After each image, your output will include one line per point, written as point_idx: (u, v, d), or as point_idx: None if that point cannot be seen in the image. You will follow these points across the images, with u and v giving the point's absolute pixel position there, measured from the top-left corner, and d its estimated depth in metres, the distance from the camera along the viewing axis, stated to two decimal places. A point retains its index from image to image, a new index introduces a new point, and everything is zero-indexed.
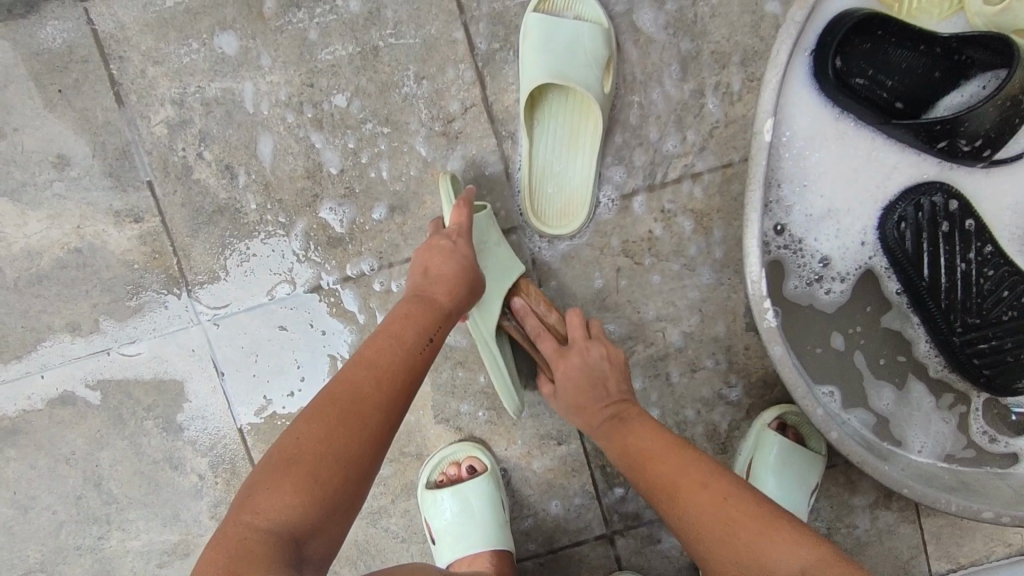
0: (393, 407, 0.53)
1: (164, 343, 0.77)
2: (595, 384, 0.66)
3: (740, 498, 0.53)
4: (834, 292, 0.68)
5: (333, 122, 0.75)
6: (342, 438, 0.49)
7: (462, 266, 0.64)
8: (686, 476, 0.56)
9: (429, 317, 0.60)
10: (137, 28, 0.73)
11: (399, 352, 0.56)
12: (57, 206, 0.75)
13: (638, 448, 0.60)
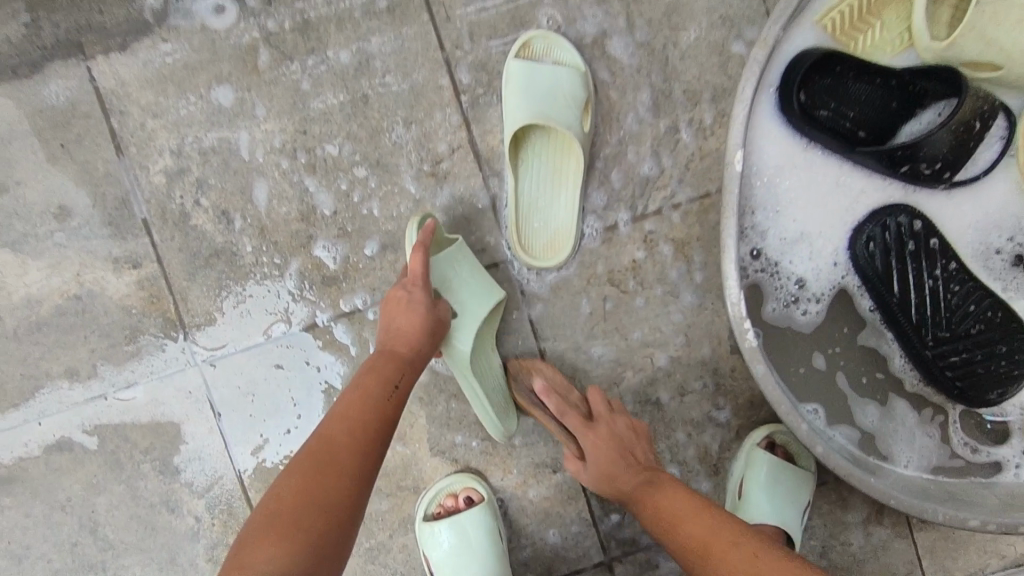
0: (366, 455, 0.55)
1: (161, 385, 0.78)
2: (621, 443, 0.68)
3: (751, 539, 0.55)
4: (810, 312, 0.71)
5: (326, 166, 0.78)
6: (321, 488, 0.51)
7: (422, 316, 0.66)
8: (700, 527, 0.58)
9: (393, 368, 0.63)
10: (137, 84, 0.77)
11: (368, 401, 0.59)
12: (56, 255, 0.77)
13: (652, 506, 0.63)
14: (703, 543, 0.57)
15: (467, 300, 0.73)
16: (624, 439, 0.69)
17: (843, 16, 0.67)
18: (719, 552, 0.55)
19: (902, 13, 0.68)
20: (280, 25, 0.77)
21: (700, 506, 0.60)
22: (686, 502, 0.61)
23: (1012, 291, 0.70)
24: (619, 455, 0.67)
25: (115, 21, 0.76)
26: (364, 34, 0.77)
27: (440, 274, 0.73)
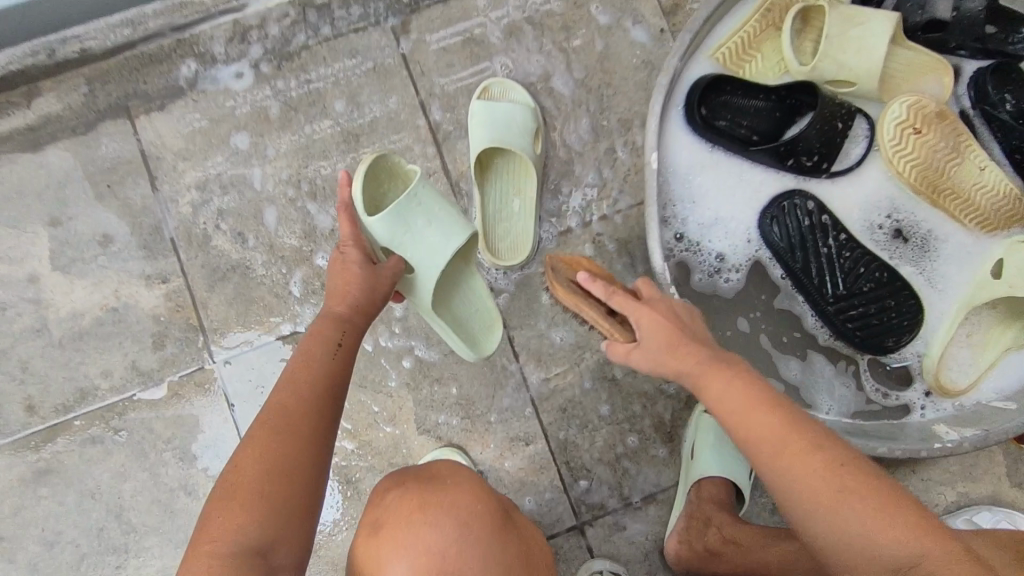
0: (315, 414, 0.62)
1: (183, 382, 0.90)
2: (671, 329, 0.64)
3: (828, 445, 0.56)
4: (732, 281, 0.85)
5: (326, 192, 0.94)
6: (273, 453, 0.59)
7: (357, 274, 0.70)
8: (775, 430, 0.57)
9: (333, 326, 0.68)
10: (171, 134, 0.95)
11: (312, 367, 0.65)
12: (98, 274, 0.91)
13: (718, 393, 0.60)
14: (777, 448, 0.56)
15: (421, 256, 0.75)
16: (677, 320, 0.66)
17: (730, 50, 0.84)
18: (793, 453, 0.55)
19: (773, 47, 0.85)
20: (287, 84, 0.96)
21: (770, 404, 0.58)
22: (753, 387, 0.60)
23: (896, 258, 0.85)
24: (672, 339, 0.63)
25: (156, 87, 0.95)
26: (355, 87, 0.96)
27: (390, 230, 0.74)
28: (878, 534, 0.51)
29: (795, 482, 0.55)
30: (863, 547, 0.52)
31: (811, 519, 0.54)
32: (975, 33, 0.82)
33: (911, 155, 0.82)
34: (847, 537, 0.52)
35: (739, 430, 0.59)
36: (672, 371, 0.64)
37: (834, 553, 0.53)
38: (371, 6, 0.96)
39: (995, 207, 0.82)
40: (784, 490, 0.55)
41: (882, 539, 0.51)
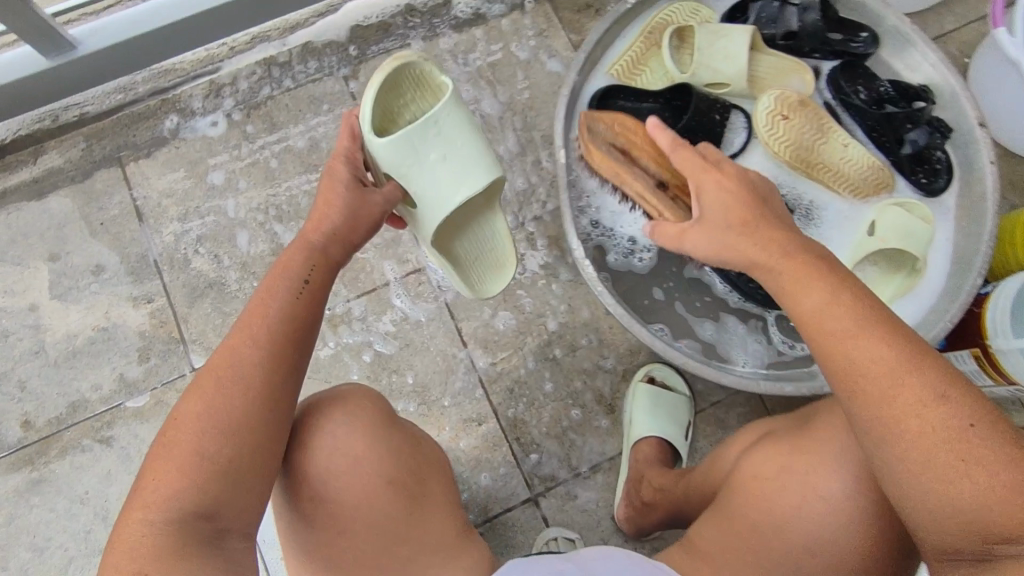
0: (271, 367, 0.61)
1: (165, 389, 1.00)
2: (743, 223, 0.64)
3: (955, 395, 0.50)
4: (644, 259, 0.96)
5: (290, 215, 1.08)
6: (220, 409, 0.58)
7: (337, 206, 0.71)
8: (889, 362, 0.52)
9: (300, 264, 0.67)
10: (156, 176, 1.09)
11: (269, 313, 0.63)
12: (91, 299, 1.03)
13: (818, 308, 0.57)
14: (893, 386, 0.52)
15: (431, 186, 0.78)
16: (748, 211, 0.65)
17: (623, 66, 0.99)
18: (895, 390, 0.51)
19: (658, 61, 1.00)
20: (256, 128, 1.12)
21: (879, 330, 0.54)
22: (852, 311, 0.56)
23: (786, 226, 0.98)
24: (750, 236, 0.64)
25: (143, 139, 1.11)
26: (314, 127, 1.12)
27: (398, 158, 0.76)
28: (986, 496, 0.48)
29: (908, 429, 0.51)
30: (960, 510, 0.49)
31: (904, 469, 0.51)
32: (821, 39, 0.98)
33: (784, 138, 0.96)
34: (941, 495, 0.49)
35: (850, 357, 0.54)
36: (743, 254, 0.64)
37: (916, 503, 0.51)
38: (325, 60, 1.14)
39: (863, 177, 0.96)
40: (888, 438, 0.51)
41: (984, 504, 0.48)
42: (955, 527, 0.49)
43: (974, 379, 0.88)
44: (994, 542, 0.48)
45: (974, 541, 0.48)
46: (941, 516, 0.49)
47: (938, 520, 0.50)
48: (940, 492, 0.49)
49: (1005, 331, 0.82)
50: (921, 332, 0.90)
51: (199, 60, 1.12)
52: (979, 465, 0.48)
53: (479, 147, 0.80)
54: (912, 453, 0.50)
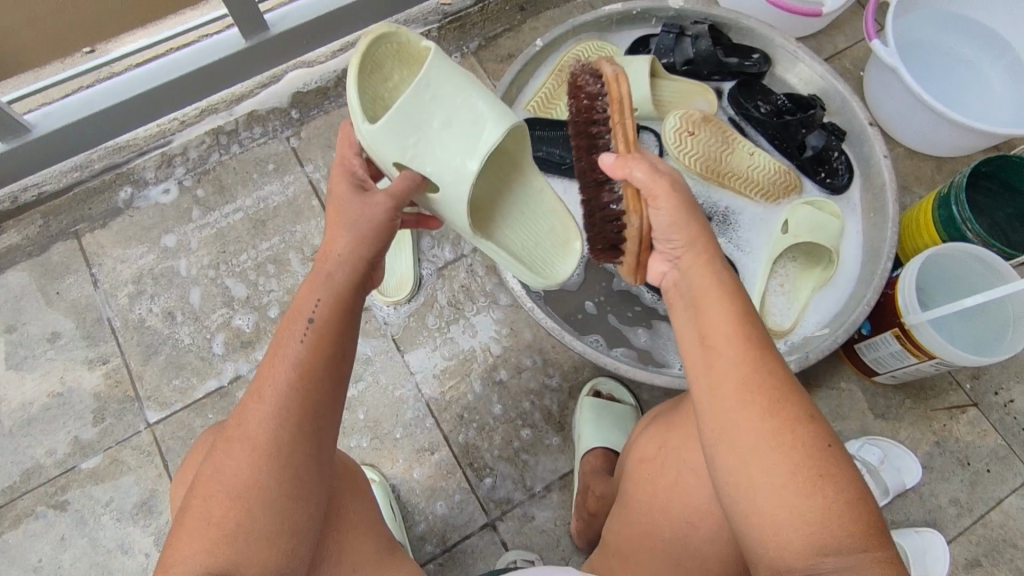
0: (283, 422, 0.57)
1: (120, 448, 1.01)
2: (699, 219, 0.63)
3: (813, 423, 0.54)
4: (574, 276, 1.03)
5: (240, 269, 1.13)
6: (232, 473, 0.56)
7: (344, 222, 0.64)
8: (765, 383, 0.55)
9: (308, 301, 0.61)
10: (111, 243, 1.14)
11: (279, 363, 0.58)
12: (47, 366, 1.06)
13: (713, 321, 0.58)
14: (765, 407, 0.54)
15: (442, 162, 0.71)
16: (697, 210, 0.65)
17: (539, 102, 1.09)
18: (762, 411, 0.54)
19: None
20: (206, 191, 1.18)
21: (759, 351, 0.57)
22: (739, 330, 0.58)
23: None
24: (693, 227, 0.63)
25: (98, 211, 1.16)
26: (261, 186, 1.19)
27: (400, 141, 0.70)
28: (829, 514, 0.51)
29: (773, 449, 0.53)
30: (804, 527, 0.52)
31: (762, 485, 0.53)
32: (716, 62, 1.13)
33: (692, 152, 1.06)
34: (795, 513, 0.52)
35: (728, 371, 0.56)
36: (684, 252, 0.63)
37: (771, 515, 0.53)
38: (270, 125, 1.22)
39: (771, 181, 1.08)
40: (750, 455, 0.54)
41: (825, 520, 0.51)
42: (798, 544, 0.52)
43: (901, 358, 0.95)
44: (828, 557, 0.51)
45: (813, 557, 0.51)
46: (788, 531, 0.52)
47: (789, 535, 0.52)
48: (786, 506, 0.52)
49: (915, 308, 0.90)
50: (843, 316, 1.01)
51: (151, 135, 1.18)
52: (820, 484, 0.52)
53: (482, 100, 0.73)
54: (770, 469, 0.53)
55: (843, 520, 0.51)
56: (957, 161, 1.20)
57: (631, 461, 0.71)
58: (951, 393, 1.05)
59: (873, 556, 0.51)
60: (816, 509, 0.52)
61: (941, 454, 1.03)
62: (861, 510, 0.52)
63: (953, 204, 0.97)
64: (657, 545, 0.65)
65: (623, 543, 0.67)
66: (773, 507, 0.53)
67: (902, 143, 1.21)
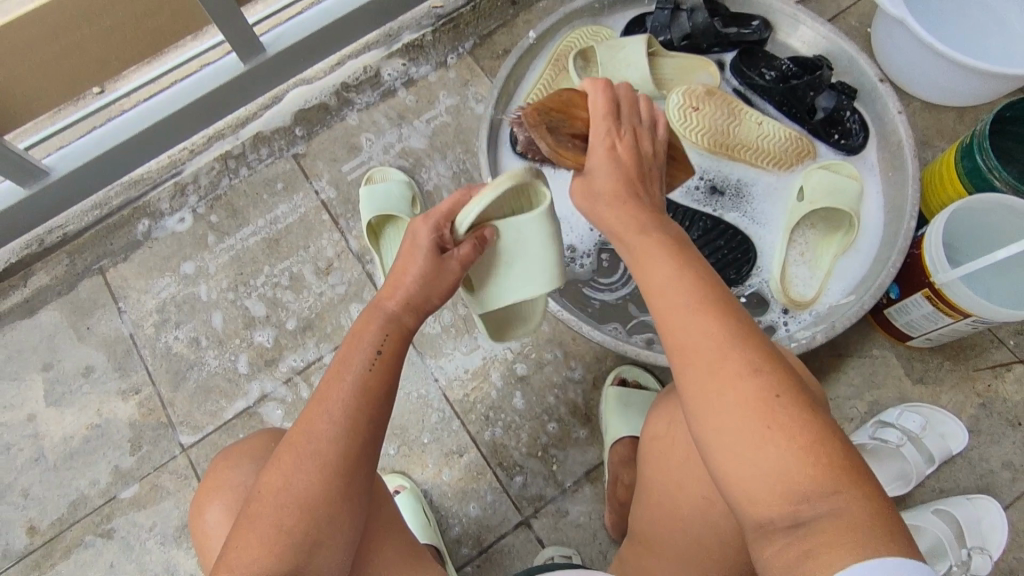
0: (350, 440, 0.57)
1: (160, 473, 1.06)
2: (626, 181, 0.65)
3: (764, 370, 0.51)
4: (586, 264, 1.03)
5: (258, 289, 1.16)
6: (297, 484, 0.55)
7: (420, 269, 0.66)
8: (709, 337, 0.52)
9: (374, 334, 0.63)
10: (133, 276, 1.17)
11: (347, 380, 0.59)
12: (84, 400, 1.10)
13: (659, 279, 0.57)
14: (705, 359, 0.52)
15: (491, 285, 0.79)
16: (638, 169, 0.66)
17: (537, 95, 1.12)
18: (710, 361, 0.52)
19: (567, 83, 1.11)
20: (220, 216, 1.20)
21: (702, 307, 0.54)
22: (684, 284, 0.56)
23: (719, 208, 1.08)
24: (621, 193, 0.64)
25: (120, 244, 1.19)
26: (273, 207, 1.20)
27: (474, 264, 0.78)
28: (786, 465, 0.48)
29: (729, 397, 0.50)
30: (767, 476, 0.48)
31: (726, 440, 0.50)
32: (715, 34, 1.10)
33: (698, 128, 1.04)
34: (752, 473, 0.49)
35: (672, 329, 0.54)
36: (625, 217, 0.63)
37: (732, 480, 0.50)
38: (275, 145, 1.23)
39: (781, 149, 1.05)
40: (709, 406, 0.51)
41: (782, 470, 0.48)
42: (769, 497, 0.48)
43: (934, 319, 0.91)
44: (803, 505, 0.47)
45: (788, 509, 0.48)
46: (754, 492, 0.49)
47: (756, 496, 0.49)
48: (748, 457, 0.49)
49: (944, 267, 0.86)
50: (869, 280, 0.98)
51: (163, 166, 1.22)
52: (777, 434, 0.48)
53: (548, 252, 0.77)
54: (727, 416, 0.50)
55: (807, 466, 0.48)
56: (979, 110, 1.15)
57: (642, 439, 0.71)
58: (993, 351, 1.01)
59: (851, 497, 0.47)
60: (775, 460, 0.48)
61: (989, 416, 0.98)
62: (831, 463, 0.48)
63: (977, 153, 0.93)
64: (678, 521, 0.64)
65: (646, 530, 0.67)
66: (733, 459, 0.50)
67: (919, 98, 1.16)
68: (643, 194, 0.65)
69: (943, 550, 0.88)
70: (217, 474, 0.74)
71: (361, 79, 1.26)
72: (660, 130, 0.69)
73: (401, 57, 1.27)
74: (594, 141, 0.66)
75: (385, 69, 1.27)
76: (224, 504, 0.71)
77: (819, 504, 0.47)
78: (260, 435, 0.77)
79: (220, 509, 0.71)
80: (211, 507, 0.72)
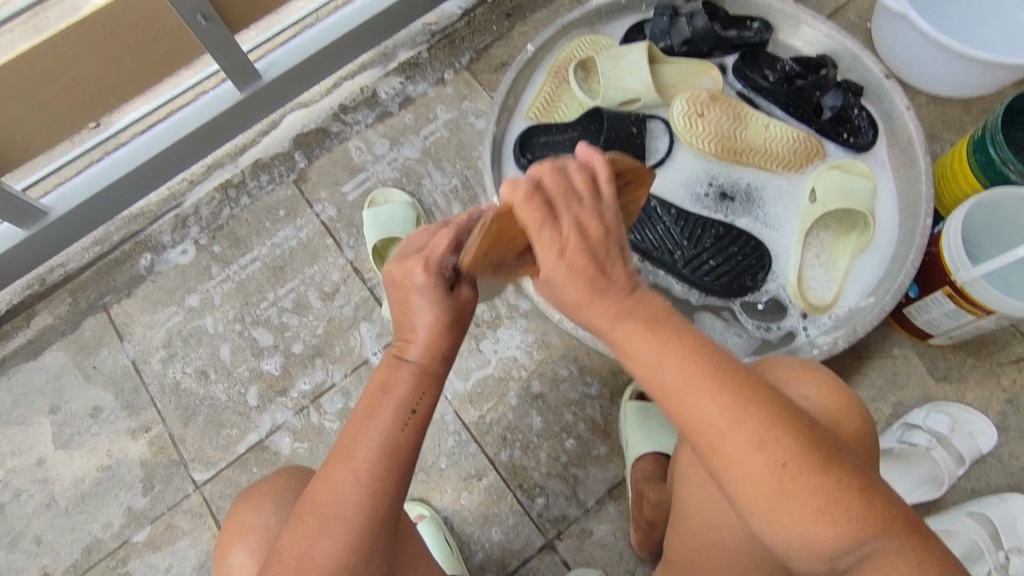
0: (377, 504, 0.55)
1: (174, 512, 1.04)
2: (590, 283, 0.47)
3: (774, 437, 0.49)
4: None
5: (264, 318, 1.14)
6: (322, 546, 0.54)
7: (436, 315, 0.55)
8: (714, 418, 0.49)
9: (407, 389, 0.56)
10: (136, 312, 1.15)
11: (372, 442, 0.55)
12: (93, 441, 1.08)
13: (648, 363, 0.49)
14: (714, 441, 0.50)
15: None
16: (597, 255, 0.47)
17: (539, 107, 1.11)
18: (729, 438, 0.49)
19: (570, 95, 1.12)
20: (222, 246, 1.19)
21: (703, 382, 0.49)
22: (675, 369, 0.49)
23: (731, 214, 1.06)
24: (591, 301, 0.48)
25: (122, 280, 1.17)
26: (275, 233, 1.19)
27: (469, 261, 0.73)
28: (814, 522, 0.50)
29: (756, 461, 0.49)
30: (806, 532, 0.50)
31: (758, 499, 0.50)
32: (715, 37, 1.09)
33: (705, 134, 1.04)
34: (785, 530, 0.50)
35: (680, 415, 0.50)
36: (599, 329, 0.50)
37: (771, 539, 0.52)
38: (275, 171, 1.22)
39: (790, 150, 1.04)
40: (738, 471, 0.50)
41: (815, 527, 0.50)
42: (813, 548, 0.50)
43: (956, 317, 0.89)
44: (837, 554, 0.50)
45: (825, 560, 0.51)
46: (796, 551, 0.51)
47: (794, 548, 0.51)
48: (780, 516, 0.50)
49: (965, 264, 0.84)
50: (888, 281, 0.96)
51: (163, 199, 1.20)
52: (806, 491, 0.49)
53: None
54: (754, 484, 0.50)
55: (845, 516, 0.49)
56: (985, 100, 1.14)
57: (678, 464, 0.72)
58: (1016, 345, 0.99)
59: (885, 540, 0.49)
60: (811, 516, 0.49)
61: (1016, 412, 0.97)
62: (865, 507, 0.49)
63: (991, 146, 0.91)
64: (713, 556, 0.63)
65: (683, 557, 0.66)
66: (771, 519, 0.50)
67: (923, 90, 1.14)
68: (609, 283, 0.48)
69: (981, 552, 0.86)
70: (239, 516, 0.72)
71: (358, 100, 1.25)
72: (604, 185, 0.48)
73: (398, 76, 1.26)
74: (542, 256, 0.47)
75: (381, 88, 1.26)
76: (248, 548, 0.69)
77: (859, 556, 0.49)
78: (279, 474, 0.74)
79: (244, 550, 0.70)
80: (234, 550, 0.71)
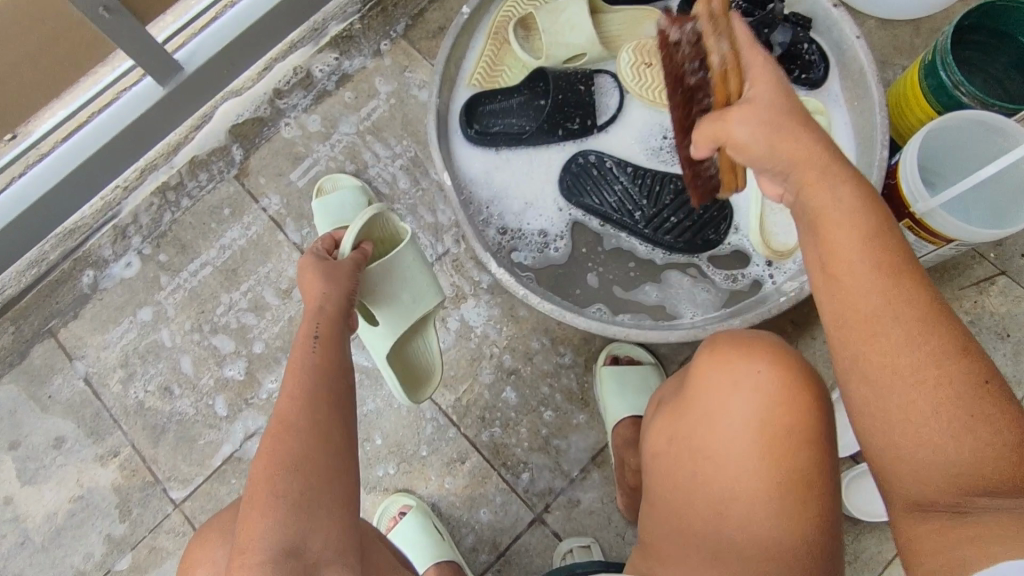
0: (318, 400, 0.63)
1: (156, 534, 1.02)
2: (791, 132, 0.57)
3: (960, 355, 0.47)
4: (559, 247, 1.02)
5: (222, 323, 1.10)
6: (287, 447, 0.58)
7: (314, 271, 0.75)
8: (883, 304, 0.50)
9: (308, 326, 0.71)
10: (85, 334, 1.10)
11: (298, 363, 0.67)
12: (61, 473, 1.04)
13: (839, 236, 0.52)
14: (875, 327, 0.50)
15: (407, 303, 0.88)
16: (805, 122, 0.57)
17: (481, 74, 1.05)
18: (899, 330, 0.49)
19: (513, 57, 1.06)
20: (168, 254, 1.13)
21: (889, 272, 0.50)
22: (859, 254, 0.51)
23: None
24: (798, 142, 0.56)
25: (66, 302, 1.11)
26: (222, 235, 1.13)
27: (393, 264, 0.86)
28: (957, 453, 0.46)
29: (918, 363, 0.48)
30: (944, 455, 0.47)
31: (906, 403, 0.48)
32: None
33: (656, 85, 1.01)
34: (922, 448, 0.48)
35: (846, 290, 0.51)
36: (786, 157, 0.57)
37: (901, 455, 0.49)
38: (213, 168, 1.15)
39: None
40: (898, 364, 0.49)
41: (963, 457, 0.46)
42: (939, 481, 0.47)
43: (917, 248, 0.89)
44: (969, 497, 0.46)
45: (954, 495, 0.46)
46: (920, 475, 0.48)
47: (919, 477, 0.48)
48: (919, 430, 0.48)
49: (923, 195, 0.83)
50: None
51: (97, 210, 1.13)
52: (960, 413, 0.46)
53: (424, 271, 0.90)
54: (914, 379, 0.48)
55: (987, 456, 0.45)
56: (934, 19, 1.11)
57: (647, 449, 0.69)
58: (976, 268, 1.00)
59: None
60: (959, 438, 0.46)
61: (979, 333, 0.98)
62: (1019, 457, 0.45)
63: (941, 70, 0.89)
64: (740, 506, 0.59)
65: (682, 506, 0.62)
66: (904, 429, 0.48)
67: (872, 16, 1.11)
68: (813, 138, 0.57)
69: None
70: (196, 553, 0.69)
71: (292, 83, 1.18)
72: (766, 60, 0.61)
73: (331, 51, 1.19)
74: (754, 102, 0.58)
75: (315, 66, 1.18)
76: None
77: (991, 514, 0.44)
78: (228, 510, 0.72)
79: None
80: None
